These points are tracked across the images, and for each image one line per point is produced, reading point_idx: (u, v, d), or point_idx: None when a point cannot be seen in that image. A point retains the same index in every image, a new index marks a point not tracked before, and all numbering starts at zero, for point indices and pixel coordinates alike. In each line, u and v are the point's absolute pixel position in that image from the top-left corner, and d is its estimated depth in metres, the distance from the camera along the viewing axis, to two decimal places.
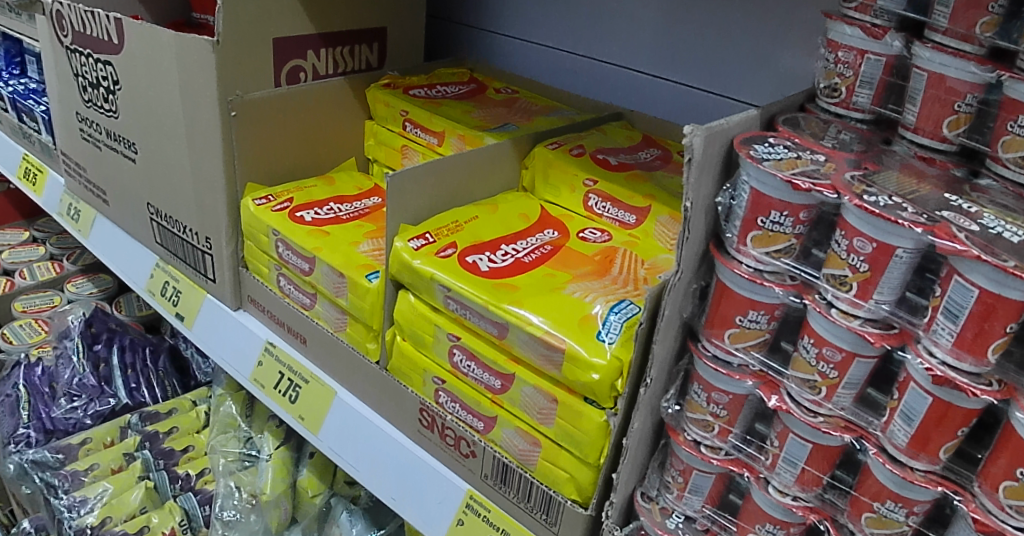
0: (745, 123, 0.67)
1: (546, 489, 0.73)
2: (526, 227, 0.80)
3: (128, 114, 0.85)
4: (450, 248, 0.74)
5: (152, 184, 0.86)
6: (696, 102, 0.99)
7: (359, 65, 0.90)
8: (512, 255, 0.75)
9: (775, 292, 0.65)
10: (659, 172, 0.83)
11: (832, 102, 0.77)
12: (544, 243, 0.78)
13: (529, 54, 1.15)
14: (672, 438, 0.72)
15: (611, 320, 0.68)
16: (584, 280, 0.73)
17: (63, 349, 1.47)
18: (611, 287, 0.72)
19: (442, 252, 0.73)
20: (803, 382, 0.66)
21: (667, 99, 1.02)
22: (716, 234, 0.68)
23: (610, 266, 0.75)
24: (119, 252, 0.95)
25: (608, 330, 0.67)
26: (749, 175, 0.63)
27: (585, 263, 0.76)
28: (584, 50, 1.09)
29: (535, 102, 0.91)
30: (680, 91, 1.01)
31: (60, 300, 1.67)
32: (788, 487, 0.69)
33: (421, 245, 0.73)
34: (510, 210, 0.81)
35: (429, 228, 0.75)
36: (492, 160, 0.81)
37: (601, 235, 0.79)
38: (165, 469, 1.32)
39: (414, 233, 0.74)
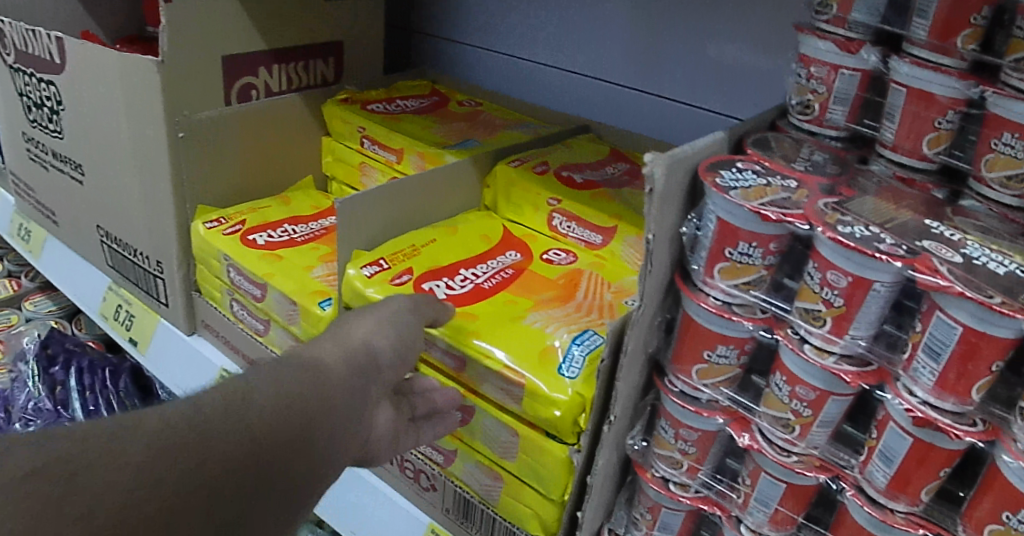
0: (712, 147, 0.63)
1: (509, 524, 0.71)
2: (485, 250, 0.75)
3: (74, 136, 0.81)
4: (405, 275, 0.70)
5: (102, 207, 0.83)
6: (667, 115, 0.95)
7: (315, 81, 0.86)
8: (471, 282, 0.71)
9: (744, 326, 0.61)
10: (627, 189, 0.79)
11: (804, 119, 0.72)
12: (505, 267, 0.74)
13: (491, 64, 1.11)
14: (640, 475, 0.69)
15: (573, 352, 0.64)
16: (546, 308, 0.69)
17: (18, 372, 1.38)
18: (574, 316, 0.68)
19: (396, 278, 0.69)
20: (775, 420, 0.63)
21: (635, 111, 0.98)
22: (681, 264, 0.64)
23: (573, 292, 0.71)
24: (72, 275, 0.92)
25: (570, 363, 0.63)
26: (715, 204, 0.59)
27: (548, 287, 0.72)
28: (548, 59, 1.04)
29: (499, 116, 0.88)
30: (650, 102, 0.97)
31: (17, 319, 1.50)
32: (761, 526, 0.65)
33: (375, 272, 0.69)
34: (470, 232, 0.77)
35: (384, 254, 0.71)
36: (452, 179, 0.77)
37: (564, 256, 0.75)
38: None
39: (368, 260, 0.69)
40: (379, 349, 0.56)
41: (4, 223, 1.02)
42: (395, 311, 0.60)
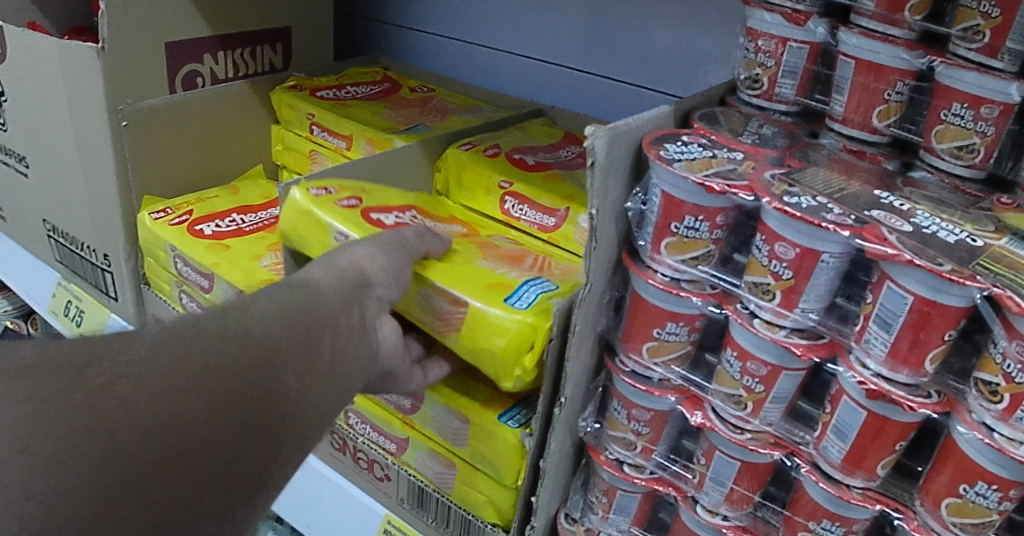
0: (657, 119, 0.62)
1: (464, 512, 0.69)
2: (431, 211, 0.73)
3: (17, 128, 0.79)
4: (355, 201, 0.67)
5: (47, 200, 0.81)
6: (624, 98, 0.95)
7: (263, 68, 0.85)
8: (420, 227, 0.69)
9: (693, 302, 0.60)
10: (580, 171, 0.78)
11: (753, 94, 0.72)
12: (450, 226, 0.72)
13: (447, 51, 1.09)
14: (594, 458, 0.67)
15: (523, 290, 0.62)
16: (496, 261, 0.67)
17: None
18: (523, 269, 0.67)
19: (342, 200, 0.66)
20: (727, 398, 0.62)
21: (592, 95, 0.97)
22: (629, 241, 0.63)
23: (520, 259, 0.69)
24: (20, 271, 0.90)
25: (519, 296, 0.61)
26: (659, 177, 0.58)
27: (495, 252, 0.70)
28: (504, 44, 1.03)
29: (451, 101, 0.86)
30: (607, 86, 0.96)
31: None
32: (717, 507, 0.65)
33: (322, 193, 0.66)
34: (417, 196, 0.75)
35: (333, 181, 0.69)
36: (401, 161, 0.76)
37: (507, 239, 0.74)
38: None
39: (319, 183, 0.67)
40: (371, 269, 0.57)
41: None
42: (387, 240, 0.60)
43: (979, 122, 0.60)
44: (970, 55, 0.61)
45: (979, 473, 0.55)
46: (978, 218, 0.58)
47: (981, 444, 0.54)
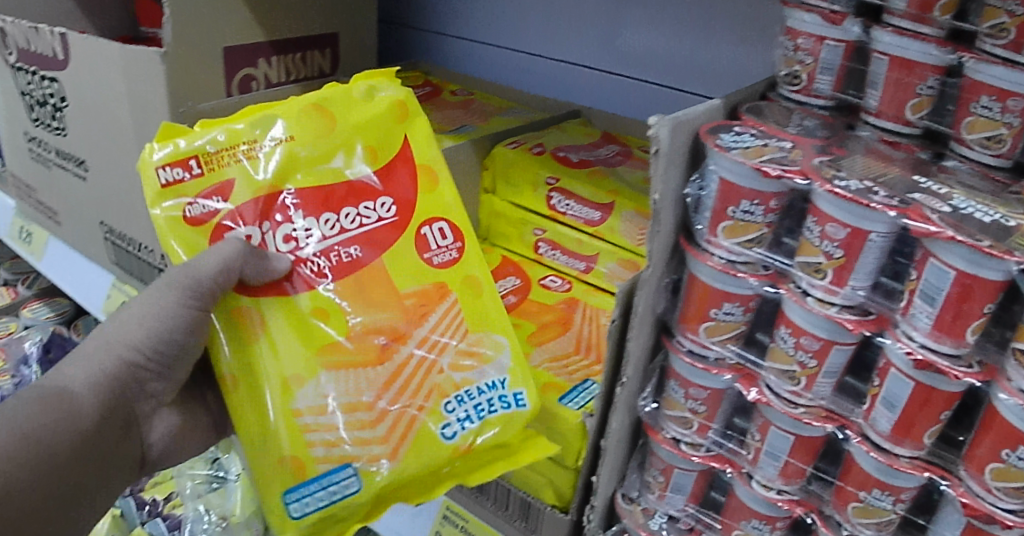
0: (711, 113, 0.66)
1: (524, 494, 0.72)
2: (349, 183, 0.70)
3: (77, 133, 0.82)
4: (219, 197, 0.66)
5: (104, 202, 0.84)
6: (656, 99, 0.98)
7: (313, 72, 0.88)
8: (309, 244, 0.67)
9: (748, 283, 0.64)
10: (620, 168, 0.81)
11: (793, 90, 0.76)
12: (359, 235, 0.69)
13: (483, 56, 1.13)
14: (651, 437, 0.70)
15: (313, 492, 0.64)
16: (350, 370, 0.66)
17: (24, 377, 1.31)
18: (354, 428, 0.66)
19: (198, 198, 0.66)
20: (781, 373, 0.65)
21: (625, 98, 1.01)
22: (686, 226, 0.67)
23: (425, 315, 0.70)
24: (74, 274, 0.92)
25: (303, 499, 0.64)
26: (717, 164, 0.62)
27: (386, 296, 0.69)
28: (538, 49, 1.07)
29: (491, 103, 0.90)
30: (638, 88, 1.00)
31: (15, 325, 1.41)
32: (772, 481, 0.67)
33: (172, 179, 0.65)
34: (348, 136, 0.70)
35: (196, 154, 0.66)
36: (335, 128, 0.70)
37: (449, 255, 0.72)
38: (131, 495, 1.15)
39: (172, 160, 0.65)
40: (174, 350, 0.67)
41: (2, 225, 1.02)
42: (181, 290, 0.63)
43: (1006, 113, 0.65)
44: (995, 50, 0.65)
45: (1020, 438, 0.58)
46: (1011, 202, 0.62)
47: (1021, 410, 0.58)
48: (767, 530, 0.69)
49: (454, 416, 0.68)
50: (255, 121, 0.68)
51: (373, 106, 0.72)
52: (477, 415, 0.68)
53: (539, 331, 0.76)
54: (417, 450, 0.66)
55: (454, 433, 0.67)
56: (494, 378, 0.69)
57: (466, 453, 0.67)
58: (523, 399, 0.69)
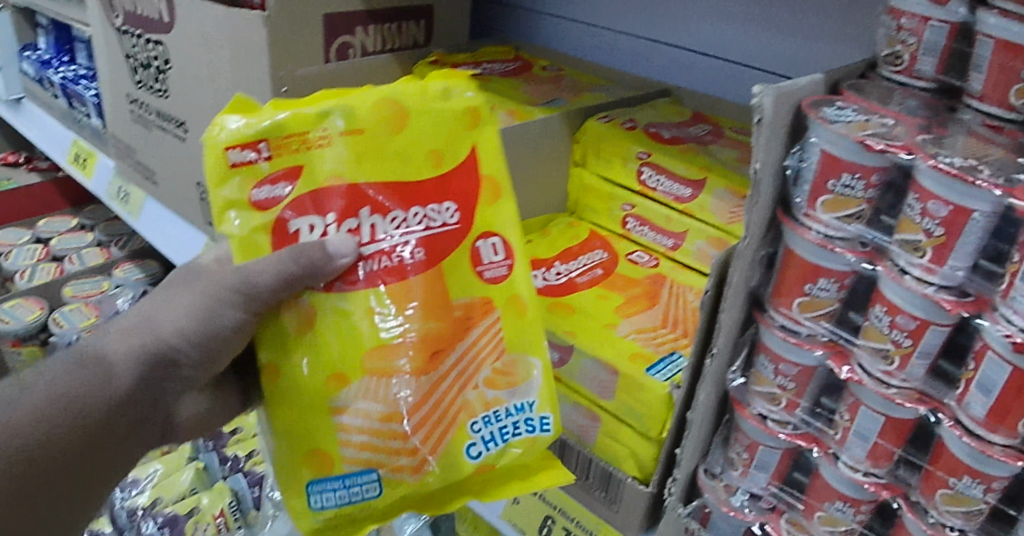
0: (812, 87, 0.65)
1: (604, 464, 0.73)
2: (417, 183, 0.63)
3: (178, 96, 0.85)
4: (286, 184, 0.61)
5: (198, 164, 0.87)
6: (747, 81, 0.97)
7: (407, 43, 0.90)
8: (371, 244, 0.62)
9: (846, 259, 0.62)
10: (713, 145, 0.81)
11: (895, 70, 0.75)
12: (421, 239, 0.63)
13: (572, 34, 1.14)
14: (737, 412, 0.70)
15: (330, 492, 0.63)
16: (391, 380, 0.62)
17: None
18: (383, 441, 0.62)
19: (266, 182, 0.60)
20: (875, 352, 0.64)
21: (713, 80, 1.00)
22: (784, 199, 0.66)
23: (468, 329, 0.65)
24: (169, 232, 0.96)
25: (322, 498, 0.63)
26: (820, 136, 0.61)
27: (441, 310, 0.63)
28: (628, 28, 1.07)
29: (580, 79, 0.91)
30: (729, 70, 0.99)
31: (108, 285, 1.59)
32: (859, 463, 0.66)
33: (241, 161, 0.59)
34: (418, 140, 0.63)
35: (263, 137, 0.60)
36: (406, 129, 0.63)
37: (501, 271, 0.66)
38: (214, 450, 1.33)
39: (238, 142, 0.59)
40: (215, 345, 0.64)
41: (102, 185, 1.08)
42: (237, 295, 0.61)
43: None
44: None
45: None
46: None
47: None
48: (850, 513, 0.68)
49: (480, 436, 0.65)
50: (326, 112, 0.61)
51: (446, 106, 0.65)
52: (502, 437, 0.65)
53: (626, 304, 0.76)
54: (448, 458, 0.64)
55: (479, 454, 0.65)
56: (525, 400, 0.66)
57: (489, 470, 0.66)
58: (549, 425, 0.66)
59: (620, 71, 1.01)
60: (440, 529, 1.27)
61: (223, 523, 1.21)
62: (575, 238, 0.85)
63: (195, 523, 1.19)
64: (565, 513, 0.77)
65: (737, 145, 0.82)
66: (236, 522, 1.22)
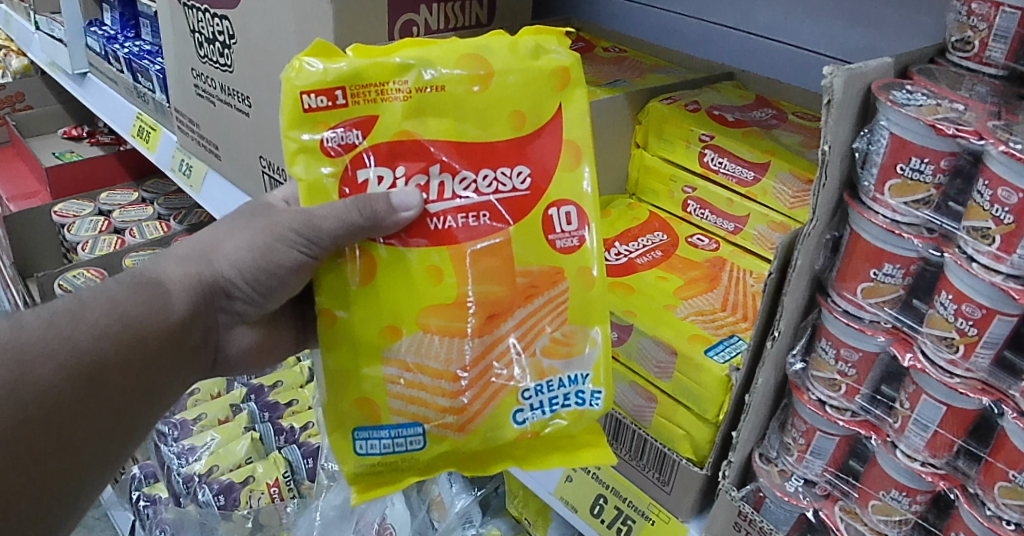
0: (883, 70, 0.64)
1: (660, 445, 0.75)
2: (491, 144, 0.63)
3: (241, 70, 0.89)
4: (359, 134, 0.61)
5: (262, 137, 0.90)
6: (816, 67, 0.96)
7: (470, 22, 0.91)
8: (438, 202, 0.63)
9: (911, 244, 0.61)
10: (777, 130, 0.82)
11: (964, 56, 0.72)
12: (490, 201, 0.64)
13: (636, 16, 1.14)
14: (796, 397, 0.70)
15: (376, 439, 0.65)
16: (446, 338, 0.64)
17: None
18: (434, 396, 0.64)
19: (337, 129, 0.61)
20: (939, 340, 0.61)
21: (780, 64, 0.99)
22: (851, 183, 0.65)
23: (532, 296, 0.65)
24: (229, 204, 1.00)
25: (368, 444, 0.65)
26: (889, 119, 0.60)
27: (498, 272, 0.64)
28: (693, 10, 1.06)
29: (644, 61, 0.95)
30: (797, 54, 0.97)
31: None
32: (917, 452, 0.65)
33: (316, 107, 0.60)
34: (502, 99, 0.63)
35: (342, 84, 0.60)
36: (490, 87, 0.63)
37: (572, 242, 0.65)
38: (270, 420, 1.36)
39: (316, 88, 0.60)
40: (271, 282, 0.68)
41: (166, 158, 1.12)
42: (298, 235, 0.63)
43: None
44: None
45: None
46: None
47: None
48: (906, 503, 0.67)
49: (529, 403, 0.66)
50: (407, 65, 0.61)
51: (532, 67, 0.64)
52: (550, 406, 0.66)
53: (685, 285, 0.77)
54: (493, 423, 0.65)
55: (524, 420, 0.66)
56: (578, 372, 0.66)
57: (532, 437, 0.66)
58: (601, 399, 0.66)
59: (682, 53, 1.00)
60: (489, 506, 1.29)
61: (278, 493, 1.24)
62: (636, 219, 0.86)
63: (249, 490, 1.23)
64: (618, 492, 0.80)
65: (803, 131, 0.83)
66: (291, 492, 1.26)
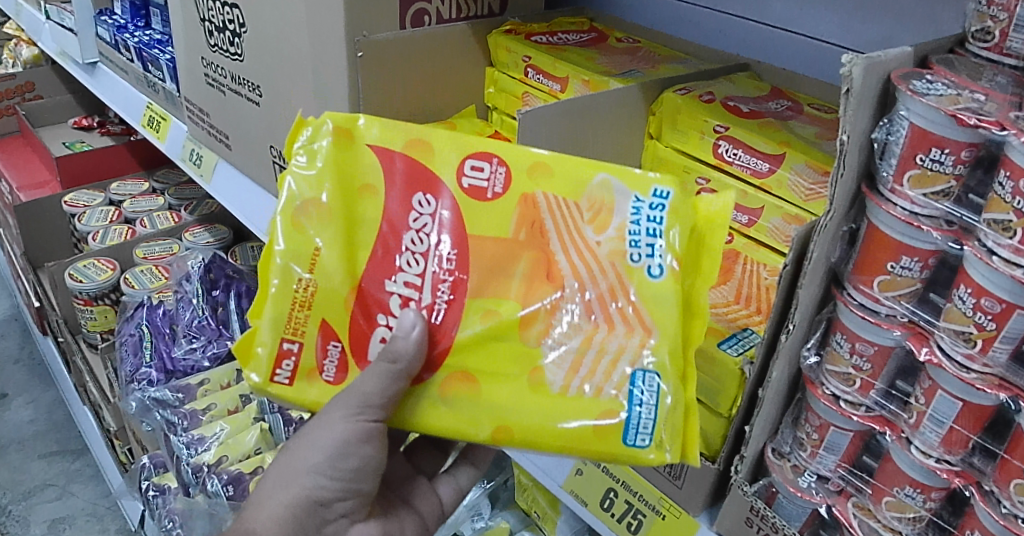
0: (902, 59, 0.63)
1: None
2: (386, 221, 0.64)
3: (251, 58, 0.89)
4: (335, 343, 0.64)
5: (275, 125, 0.90)
6: (832, 59, 0.94)
7: (483, 11, 0.95)
8: (424, 293, 0.64)
9: (930, 237, 0.60)
10: (792, 122, 0.81)
11: (984, 47, 0.70)
12: (438, 241, 0.64)
13: (650, 6, 1.12)
14: (809, 391, 0.69)
15: (636, 414, 0.62)
16: (551, 331, 0.63)
17: (182, 292, 1.45)
18: (584, 353, 0.63)
19: (323, 360, 0.64)
20: (956, 334, 0.60)
21: (794, 56, 0.98)
22: (870, 173, 0.64)
23: (541, 225, 0.64)
24: (240, 198, 1.00)
25: (637, 429, 0.61)
26: (909, 109, 0.59)
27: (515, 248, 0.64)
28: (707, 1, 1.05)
29: (658, 52, 0.94)
30: (811, 45, 0.96)
31: (179, 248, 1.63)
32: (933, 448, 0.64)
33: (292, 371, 0.63)
34: (344, 187, 0.64)
35: (281, 337, 0.62)
36: (330, 189, 0.64)
37: (501, 174, 0.65)
38: None
39: (274, 364, 0.63)
40: (354, 463, 0.68)
41: (176, 148, 1.12)
42: (349, 407, 0.63)
43: None
44: None
45: None
46: None
47: None
48: (920, 500, 0.66)
49: (645, 257, 0.62)
50: (276, 274, 0.63)
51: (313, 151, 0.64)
52: (654, 238, 0.62)
53: None
54: (648, 292, 0.62)
55: (660, 268, 0.62)
56: (629, 207, 0.63)
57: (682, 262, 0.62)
58: (670, 190, 0.63)
59: (697, 45, 0.99)
60: (500, 498, 1.28)
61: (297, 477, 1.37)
62: None
63: None
64: (628, 487, 0.80)
65: (818, 122, 0.82)
66: None
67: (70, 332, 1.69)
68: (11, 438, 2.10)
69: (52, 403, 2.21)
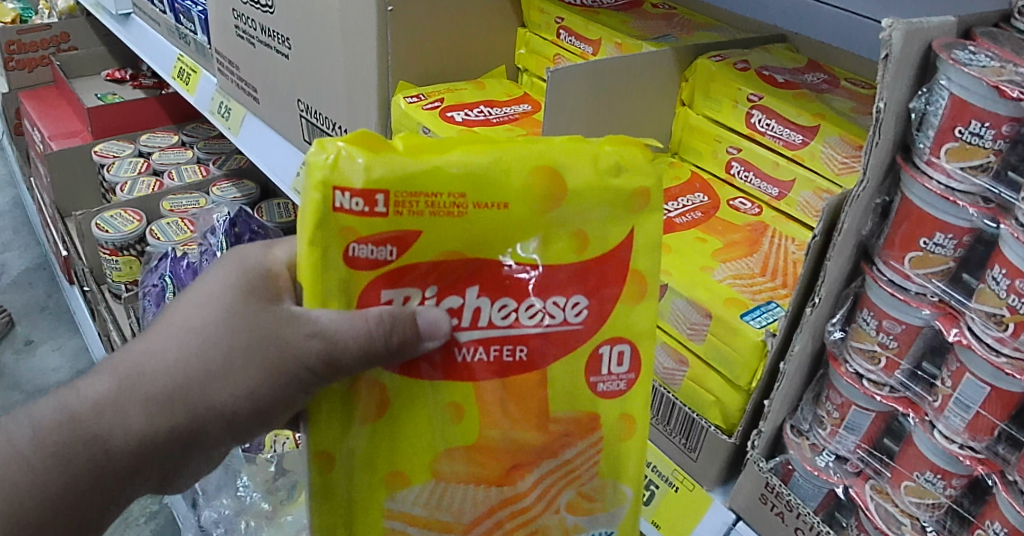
0: (945, 28, 0.60)
1: (689, 410, 0.74)
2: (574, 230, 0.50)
3: (281, 10, 0.88)
4: (381, 250, 0.46)
5: (304, 79, 0.90)
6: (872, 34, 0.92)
7: None
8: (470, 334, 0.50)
9: (966, 213, 0.58)
10: (829, 95, 0.79)
11: None
12: (535, 335, 0.51)
13: None
14: (832, 368, 0.68)
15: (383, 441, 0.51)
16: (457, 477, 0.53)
17: (207, 246, 1.39)
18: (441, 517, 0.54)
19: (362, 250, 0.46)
20: (988, 317, 0.58)
21: (832, 32, 0.96)
22: (906, 145, 0.62)
23: (561, 450, 0.54)
24: (270, 153, 1.01)
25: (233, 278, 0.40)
26: (950, 79, 0.56)
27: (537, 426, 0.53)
28: None
29: (693, 19, 0.92)
30: (851, 21, 0.94)
31: (205, 201, 1.64)
32: (957, 434, 0.62)
33: (350, 208, 0.45)
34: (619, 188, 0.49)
35: (386, 188, 0.45)
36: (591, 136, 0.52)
37: (616, 386, 0.53)
38: None
39: (348, 216, 0.45)
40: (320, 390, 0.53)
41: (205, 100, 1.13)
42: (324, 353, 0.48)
43: None
44: None
45: None
46: None
47: None
48: (940, 486, 0.64)
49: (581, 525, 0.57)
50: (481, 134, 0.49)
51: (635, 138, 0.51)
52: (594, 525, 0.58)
53: (724, 249, 0.75)
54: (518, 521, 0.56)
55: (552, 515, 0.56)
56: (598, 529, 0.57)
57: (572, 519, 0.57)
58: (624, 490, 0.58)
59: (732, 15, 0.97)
60: None
61: None
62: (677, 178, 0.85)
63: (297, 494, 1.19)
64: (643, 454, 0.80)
65: (855, 97, 0.79)
66: None
67: (94, 280, 1.72)
68: (37, 384, 2.14)
69: (78, 350, 2.25)
